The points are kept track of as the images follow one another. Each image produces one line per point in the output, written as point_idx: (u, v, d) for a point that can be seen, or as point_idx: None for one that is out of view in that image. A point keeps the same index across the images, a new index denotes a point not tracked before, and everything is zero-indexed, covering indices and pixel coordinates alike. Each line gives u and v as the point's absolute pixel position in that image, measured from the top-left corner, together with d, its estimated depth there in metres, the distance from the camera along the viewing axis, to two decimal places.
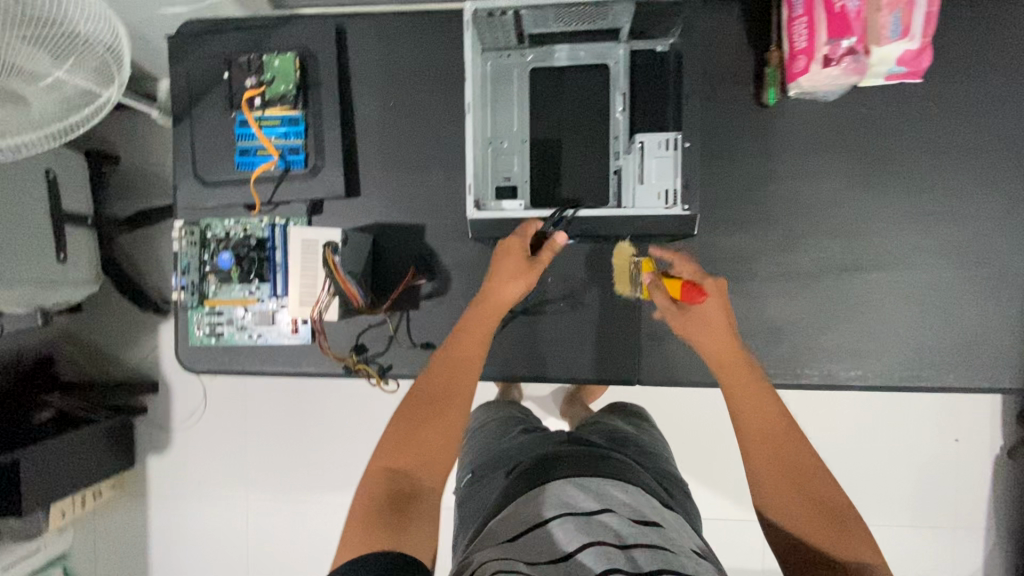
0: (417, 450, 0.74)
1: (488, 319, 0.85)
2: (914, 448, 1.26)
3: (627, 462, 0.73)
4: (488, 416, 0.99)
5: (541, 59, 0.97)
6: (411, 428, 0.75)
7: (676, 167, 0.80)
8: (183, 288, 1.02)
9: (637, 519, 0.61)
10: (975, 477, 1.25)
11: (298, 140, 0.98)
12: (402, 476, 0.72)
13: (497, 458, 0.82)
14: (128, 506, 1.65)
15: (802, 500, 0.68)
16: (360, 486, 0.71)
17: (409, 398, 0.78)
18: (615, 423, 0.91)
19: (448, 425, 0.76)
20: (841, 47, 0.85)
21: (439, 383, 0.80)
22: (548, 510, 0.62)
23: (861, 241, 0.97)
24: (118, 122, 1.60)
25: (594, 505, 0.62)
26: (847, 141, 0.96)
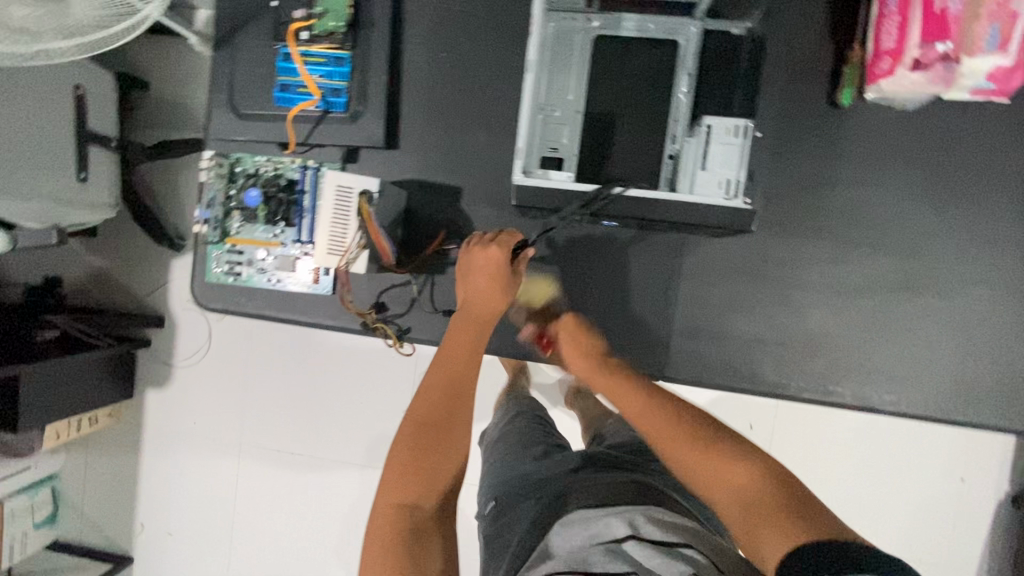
0: (425, 473, 0.70)
1: (472, 331, 0.84)
2: (922, 481, 1.22)
3: (653, 484, 0.72)
4: (509, 427, 0.98)
5: (608, 27, 0.91)
6: (416, 453, 0.72)
7: (743, 157, 0.75)
8: (206, 221, 0.99)
9: (662, 542, 0.60)
10: (979, 519, 1.22)
11: (343, 81, 0.93)
12: (413, 508, 0.69)
13: (522, 482, 0.81)
14: (122, 436, 1.65)
15: (699, 454, 0.64)
16: (371, 518, 0.68)
17: (411, 423, 0.75)
18: (639, 434, 0.90)
19: (451, 448, 0.73)
20: (934, 52, 0.77)
21: (439, 404, 0.76)
22: (572, 542, 0.62)
23: (916, 262, 0.92)
24: (153, 48, 1.56)
25: (619, 531, 0.61)
26: (917, 155, 0.90)
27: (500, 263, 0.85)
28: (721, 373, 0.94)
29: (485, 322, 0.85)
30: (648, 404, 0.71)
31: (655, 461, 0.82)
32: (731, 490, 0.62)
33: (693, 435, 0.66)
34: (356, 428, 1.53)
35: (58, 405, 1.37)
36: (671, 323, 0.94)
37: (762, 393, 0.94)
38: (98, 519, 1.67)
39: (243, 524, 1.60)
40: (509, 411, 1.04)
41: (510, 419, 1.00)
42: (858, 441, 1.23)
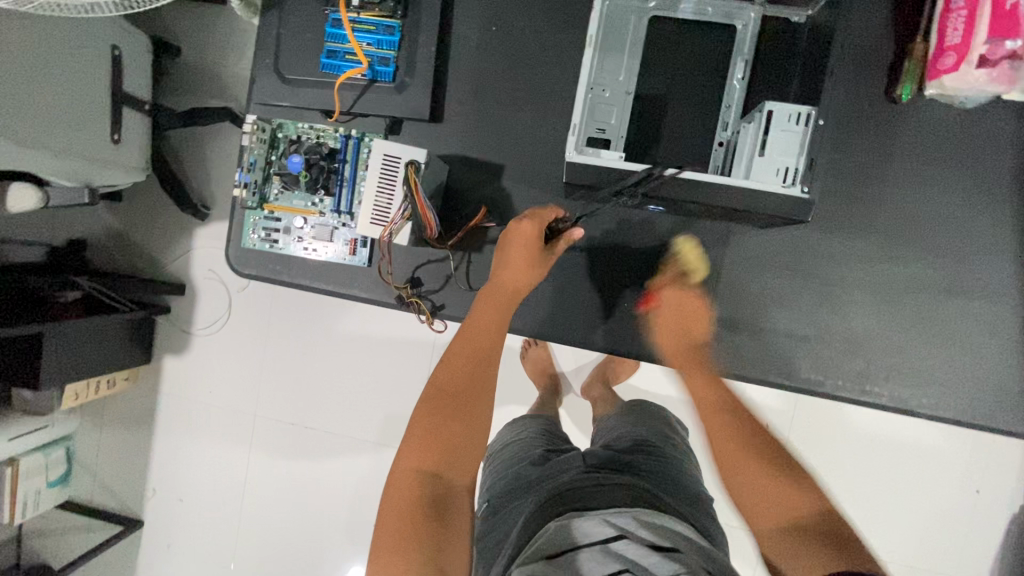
0: (447, 443, 0.68)
1: (499, 308, 0.83)
2: (935, 490, 1.19)
3: (650, 490, 0.70)
4: (512, 438, 0.96)
5: (664, 7, 0.89)
6: (439, 421, 0.69)
7: (803, 143, 0.75)
8: (245, 185, 0.95)
9: (655, 544, 0.58)
10: (990, 531, 1.18)
11: (391, 51, 0.93)
12: (436, 477, 0.66)
13: (520, 487, 0.79)
14: (139, 400, 1.65)
15: (766, 478, 0.68)
16: (388, 489, 0.65)
17: (433, 391, 0.73)
18: (642, 436, 0.88)
19: (474, 418, 0.71)
20: (1001, 49, 0.74)
21: (460, 374, 0.75)
22: (564, 539, 0.60)
23: (966, 265, 0.90)
24: (188, 13, 1.55)
25: (609, 532, 0.60)
26: (974, 155, 0.88)
27: (534, 240, 0.84)
28: (755, 367, 0.93)
29: (509, 301, 0.84)
30: (725, 427, 0.76)
31: (660, 467, 0.80)
32: (785, 512, 0.64)
33: (764, 461, 0.70)
34: (373, 406, 1.53)
35: (80, 367, 1.38)
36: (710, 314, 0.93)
37: (796, 389, 0.93)
38: (111, 481, 1.68)
39: (253, 495, 1.61)
40: (514, 426, 1.00)
41: (516, 431, 0.98)
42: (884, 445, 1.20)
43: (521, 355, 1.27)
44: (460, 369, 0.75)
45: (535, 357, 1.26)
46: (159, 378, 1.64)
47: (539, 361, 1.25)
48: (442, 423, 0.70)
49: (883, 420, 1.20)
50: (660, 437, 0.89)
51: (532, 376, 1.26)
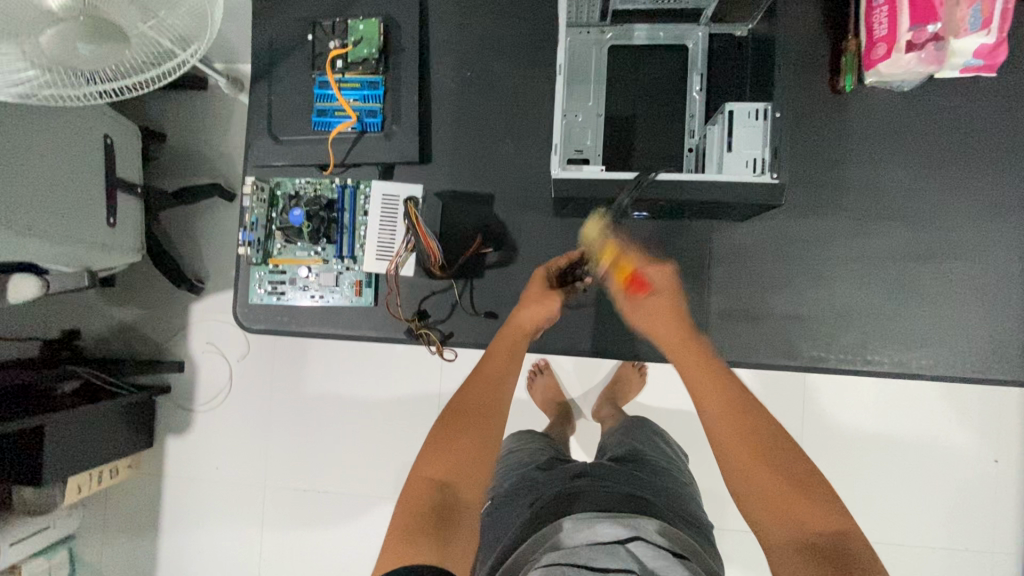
0: (461, 456, 0.69)
1: (515, 344, 0.86)
2: (953, 455, 1.22)
3: (655, 502, 0.73)
4: (517, 446, 0.98)
5: (621, 37, 0.98)
6: (450, 436, 0.71)
7: (766, 136, 0.82)
8: (250, 243, 1.00)
9: (664, 548, 0.63)
10: (1014, 489, 1.21)
11: (377, 103, 1.00)
12: (446, 489, 0.66)
13: (524, 488, 0.82)
14: (144, 486, 1.60)
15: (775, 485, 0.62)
16: (403, 494, 0.66)
17: (449, 409, 0.75)
18: (640, 448, 0.92)
19: (484, 435, 0.71)
20: (926, 33, 0.86)
21: (475, 396, 0.77)
22: (564, 540, 0.65)
23: (937, 230, 0.96)
24: (173, 101, 1.63)
25: (621, 532, 0.64)
26: (922, 131, 0.97)
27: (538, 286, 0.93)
28: (759, 352, 0.96)
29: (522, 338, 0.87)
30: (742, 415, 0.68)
31: (662, 479, 0.82)
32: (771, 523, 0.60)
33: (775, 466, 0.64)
34: (387, 456, 1.51)
35: (82, 459, 1.35)
36: (707, 306, 0.98)
37: (802, 368, 0.96)
38: None
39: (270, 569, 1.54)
40: (518, 439, 1.01)
41: (519, 443, 0.99)
42: (896, 418, 1.23)
43: (529, 385, 1.27)
44: (472, 392, 0.78)
45: (543, 385, 1.27)
46: (162, 460, 1.60)
47: (548, 388, 1.26)
48: (452, 438, 0.71)
49: (890, 395, 1.23)
50: (654, 448, 0.93)
51: (542, 403, 1.26)
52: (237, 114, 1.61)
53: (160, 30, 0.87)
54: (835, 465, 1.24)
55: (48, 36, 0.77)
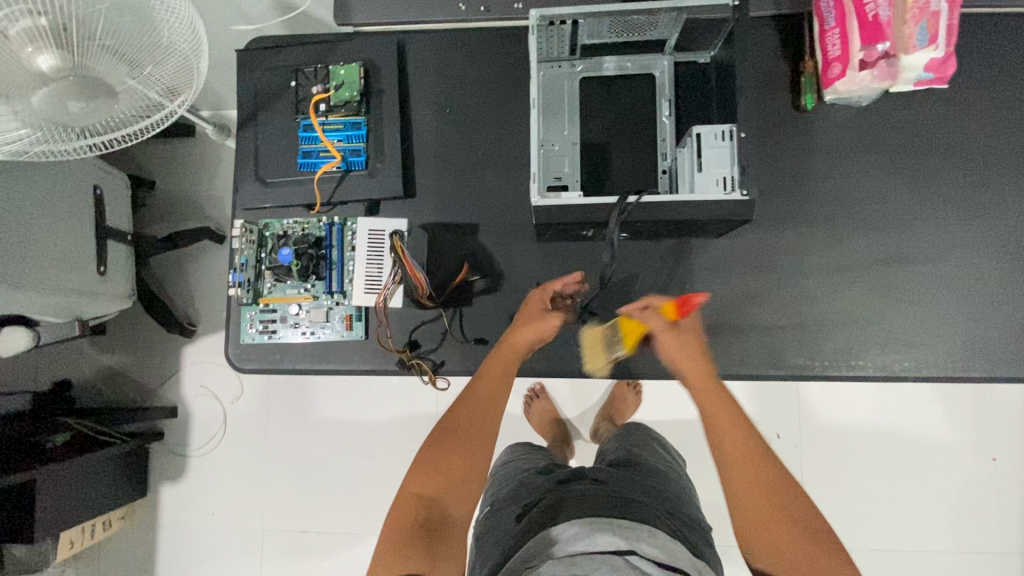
0: (448, 477, 0.78)
1: (510, 362, 0.90)
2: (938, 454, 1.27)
3: (652, 506, 0.74)
4: (514, 455, 0.99)
5: (591, 69, 1.03)
6: (440, 457, 0.80)
7: (732, 156, 0.85)
8: (240, 284, 1.02)
9: (665, 563, 0.64)
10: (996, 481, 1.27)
11: (360, 143, 1.03)
12: (433, 504, 0.76)
13: (521, 492, 0.83)
14: (138, 539, 1.59)
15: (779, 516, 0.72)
16: (395, 506, 0.77)
17: (442, 429, 0.83)
18: (636, 450, 0.93)
19: (471, 457, 0.80)
20: (876, 51, 0.91)
21: (466, 416, 0.84)
22: (562, 549, 0.65)
23: (907, 235, 1.00)
24: (163, 150, 1.68)
25: (620, 544, 0.65)
26: (884, 143, 1.01)
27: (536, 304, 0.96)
28: (746, 363, 0.98)
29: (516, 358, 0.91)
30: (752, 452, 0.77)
31: (659, 484, 0.83)
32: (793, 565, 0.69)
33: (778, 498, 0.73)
34: (382, 490, 1.53)
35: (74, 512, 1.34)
36: None
37: (788, 375, 0.98)
38: None
39: None
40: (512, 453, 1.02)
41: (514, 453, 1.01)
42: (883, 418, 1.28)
43: (526, 408, 1.28)
44: (464, 415, 0.84)
45: (540, 409, 1.28)
46: (156, 509, 1.60)
47: (544, 411, 1.27)
48: (441, 458, 0.80)
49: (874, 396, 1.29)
50: (649, 449, 0.95)
51: (540, 428, 1.27)
52: (225, 159, 1.65)
53: (145, 82, 0.90)
54: (823, 471, 1.28)
55: (39, 96, 0.80)
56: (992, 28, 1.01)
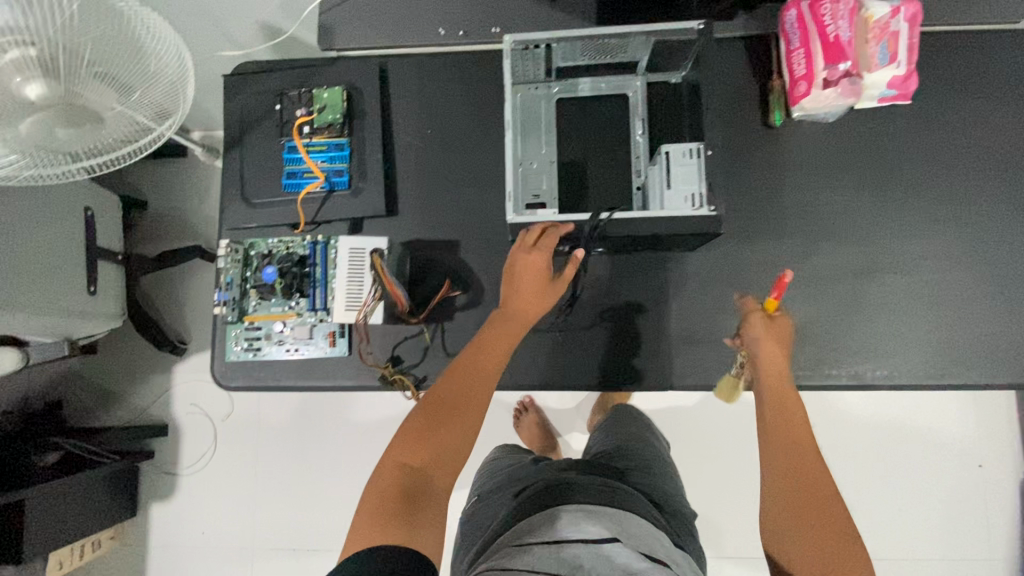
0: (436, 447, 0.76)
1: (509, 332, 0.89)
2: (873, 445, 1.46)
3: (634, 496, 0.79)
4: (504, 457, 1.09)
5: (567, 90, 1.06)
6: (429, 426, 0.77)
7: (700, 173, 0.88)
8: (225, 302, 1.05)
9: (646, 554, 0.66)
10: (927, 469, 1.44)
11: (343, 164, 1.06)
12: (418, 473, 0.74)
13: (510, 484, 0.90)
14: (129, 558, 1.61)
15: (806, 506, 0.74)
16: (377, 475, 0.74)
17: (433, 398, 0.80)
18: (624, 442, 1.01)
19: (462, 428, 0.78)
20: (838, 71, 0.95)
21: (459, 385, 0.82)
22: (555, 534, 0.68)
23: (876, 246, 1.02)
24: (156, 171, 1.71)
25: (602, 532, 0.68)
26: (851, 157, 1.04)
27: (541, 269, 0.90)
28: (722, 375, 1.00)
29: (519, 328, 0.90)
30: (793, 446, 0.80)
31: (639, 477, 0.89)
32: (811, 559, 0.70)
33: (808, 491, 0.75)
34: None
35: (60, 529, 1.37)
36: (667, 333, 1.02)
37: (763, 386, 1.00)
38: None
39: None
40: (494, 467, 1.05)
41: (503, 454, 1.12)
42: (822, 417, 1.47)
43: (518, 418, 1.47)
44: (459, 384, 0.82)
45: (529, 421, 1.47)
46: (146, 528, 1.62)
47: (532, 424, 1.46)
48: (430, 427, 0.77)
49: (813, 398, 1.48)
50: (640, 442, 1.02)
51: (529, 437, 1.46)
52: (215, 179, 1.68)
53: (133, 107, 0.92)
54: None
55: (27, 125, 0.83)
56: (953, 45, 1.04)
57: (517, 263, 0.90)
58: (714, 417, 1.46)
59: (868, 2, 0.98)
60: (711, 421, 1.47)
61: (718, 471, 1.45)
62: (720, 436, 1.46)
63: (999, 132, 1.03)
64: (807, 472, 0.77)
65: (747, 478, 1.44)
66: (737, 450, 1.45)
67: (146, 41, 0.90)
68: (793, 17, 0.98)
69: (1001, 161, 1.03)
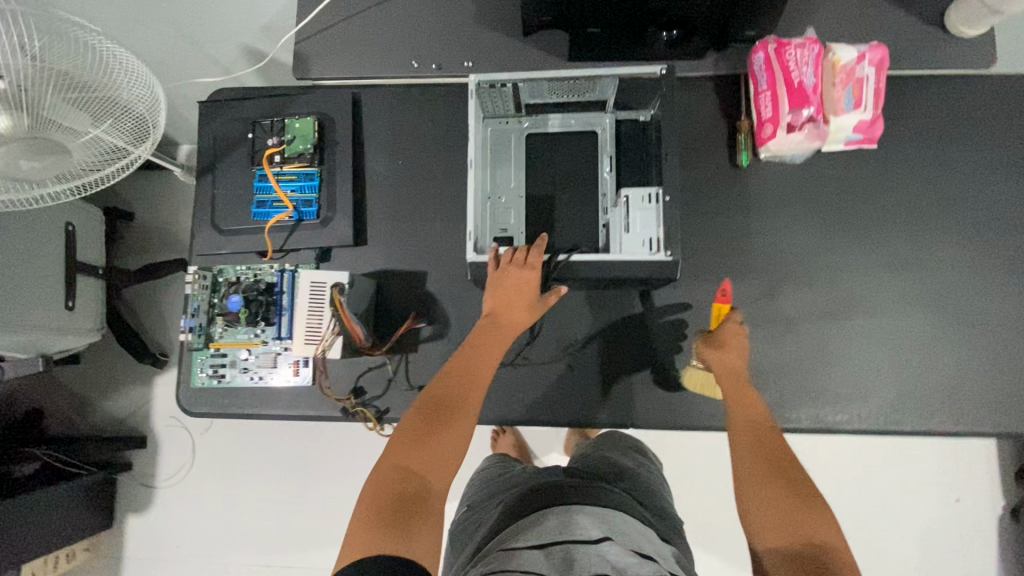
0: (431, 450, 0.76)
1: (498, 339, 0.90)
2: (846, 482, 1.45)
3: (625, 498, 0.79)
4: (491, 466, 1.08)
5: (536, 126, 1.07)
6: (423, 429, 0.78)
7: (659, 218, 0.89)
8: (190, 330, 1.04)
9: (637, 550, 0.67)
10: (900, 509, 1.44)
11: (312, 194, 1.07)
12: (413, 475, 0.74)
13: (495, 497, 0.90)
14: (103, 569, 1.61)
15: (778, 490, 0.74)
16: (372, 479, 0.74)
17: (425, 401, 0.82)
18: (609, 453, 1.01)
19: (457, 432, 0.79)
20: (802, 116, 0.96)
21: (452, 389, 0.83)
22: (551, 536, 0.68)
23: (840, 290, 1.03)
24: (142, 185, 1.73)
25: (596, 533, 0.68)
26: (817, 199, 1.04)
27: (530, 286, 0.90)
28: (683, 415, 1.01)
29: (507, 336, 0.90)
30: (761, 436, 0.82)
31: (628, 483, 0.89)
32: (785, 538, 0.70)
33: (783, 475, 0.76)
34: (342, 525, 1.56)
35: (37, 540, 1.38)
36: (630, 371, 1.02)
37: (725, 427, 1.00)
38: None
39: None
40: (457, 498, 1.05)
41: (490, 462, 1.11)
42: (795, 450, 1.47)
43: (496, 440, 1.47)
44: (451, 388, 0.83)
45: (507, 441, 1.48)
46: (121, 539, 1.62)
47: (509, 444, 1.46)
48: (424, 430, 0.78)
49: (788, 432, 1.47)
50: (632, 458, 1.01)
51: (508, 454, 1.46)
52: None
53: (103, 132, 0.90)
54: None
55: None
56: (923, 91, 1.05)
57: (502, 281, 0.90)
58: (687, 447, 1.47)
59: (836, 46, 0.98)
60: (683, 451, 1.47)
61: (689, 502, 1.45)
62: (692, 467, 1.46)
63: (965, 180, 1.03)
64: (777, 457, 0.79)
65: (718, 511, 1.44)
66: (709, 482, 1.45)
67: (121, 77, 0.92)
68: (761, 60, 0.98)
69: (967, 209, 1.03)
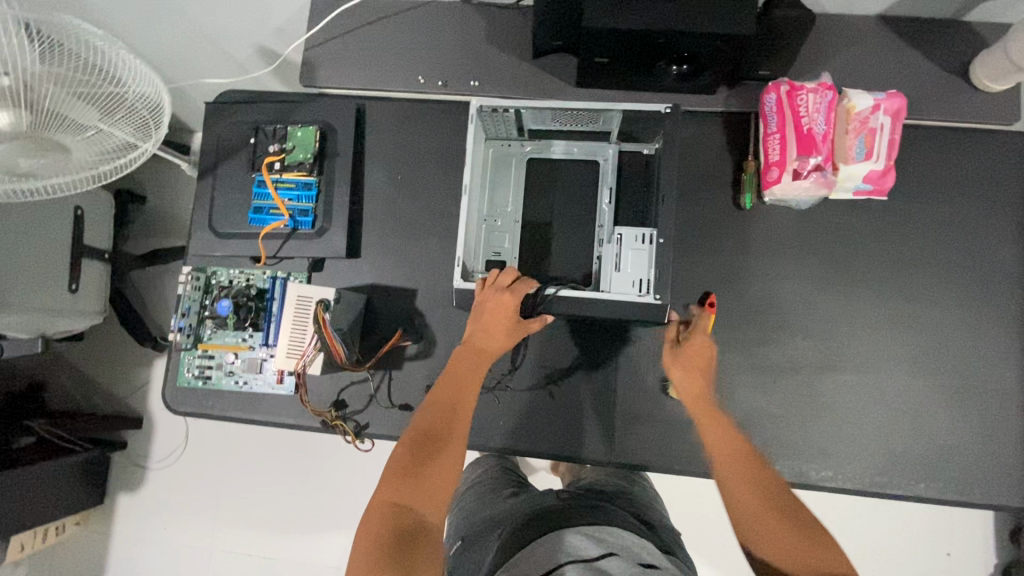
0: (422, 480, 0.73)
1: (478, 365, 0.87)
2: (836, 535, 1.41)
3: (619, 516, 0.78)
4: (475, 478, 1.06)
5: (538, 150, 1.06)
6: (413, 461, 0.75)
7: (650, 260, 0.92)
8: (180, 330, 1.06)
9: (637, 562, 0.66)
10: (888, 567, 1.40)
11: (309, 203, 1.06)
12: (406, 510, 0.71)
13: (483, 524, 0.86)
14: (91, 545, 1.64)
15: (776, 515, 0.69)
16: (365, 519, 0.70)
17: (411, 435, 0.79)
18: (600, 478, 0.98)
19: (449, 461, 0.76)
20: (810, 163, 0.93)
21: (438, 418, 0.81)
22: (550, 559, 0.66)
23: (834, 343, 1.00)
24: (155, 171, 1.75)
25: (594, 551, 0.66)
26: (819, 247, 1.02)
27: (510, 308, 0.87)
28: (662, 457, 0.99)
29: (490, 359, 0.88)
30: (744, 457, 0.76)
31: (619, 501, 0.87)
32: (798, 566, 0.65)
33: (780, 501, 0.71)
34: (324, 525, 1.57)
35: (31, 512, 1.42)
36: (611, 408, 1.01)
37: (704, 473, 0.98)
38: None
39: None
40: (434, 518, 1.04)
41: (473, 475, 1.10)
42: None
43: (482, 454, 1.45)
44: (436, 416, 0.81)
45: None
46: (111, 517, 1.65)
47: None
48: (414, 462, 0.75)
49: None
50: (624, 478, 0.99)
51: None
52: None
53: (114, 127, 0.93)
54: None
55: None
56: (939, 144, 1.01)
57: (478, 311, 0.88)
58: (674, 482, 1.44)
59: (853, 92, 0.94)
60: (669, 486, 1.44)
61: None
62: (678, 503, 1.43)
63: (976, 240, 1.00)
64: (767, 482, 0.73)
65: (700, 550, 1.41)
66: (695, 520, 1.42)
67: (124, 74, 0.91)
68: (773, 101, 0.94)
69: (975, 270, 0.99)
